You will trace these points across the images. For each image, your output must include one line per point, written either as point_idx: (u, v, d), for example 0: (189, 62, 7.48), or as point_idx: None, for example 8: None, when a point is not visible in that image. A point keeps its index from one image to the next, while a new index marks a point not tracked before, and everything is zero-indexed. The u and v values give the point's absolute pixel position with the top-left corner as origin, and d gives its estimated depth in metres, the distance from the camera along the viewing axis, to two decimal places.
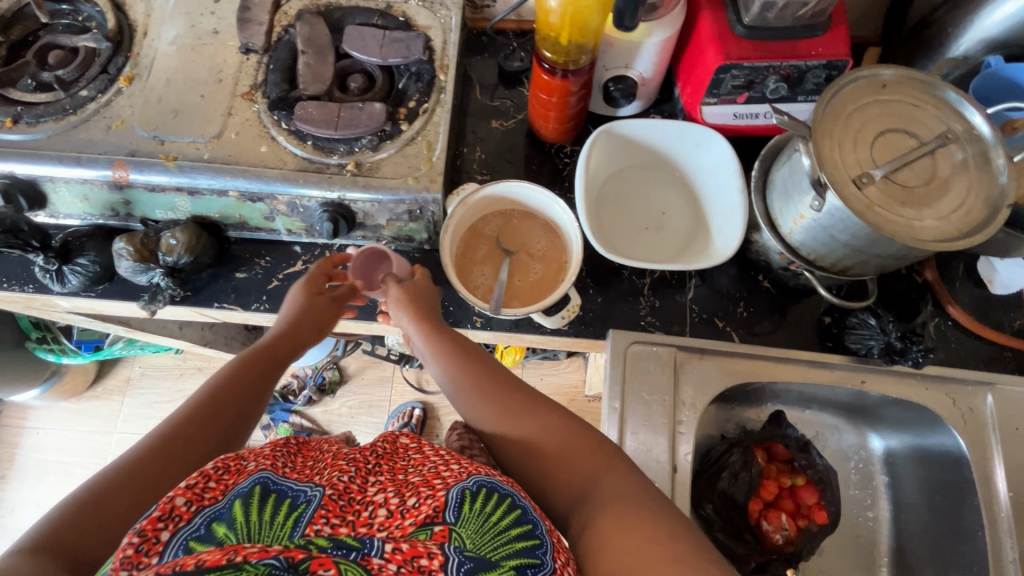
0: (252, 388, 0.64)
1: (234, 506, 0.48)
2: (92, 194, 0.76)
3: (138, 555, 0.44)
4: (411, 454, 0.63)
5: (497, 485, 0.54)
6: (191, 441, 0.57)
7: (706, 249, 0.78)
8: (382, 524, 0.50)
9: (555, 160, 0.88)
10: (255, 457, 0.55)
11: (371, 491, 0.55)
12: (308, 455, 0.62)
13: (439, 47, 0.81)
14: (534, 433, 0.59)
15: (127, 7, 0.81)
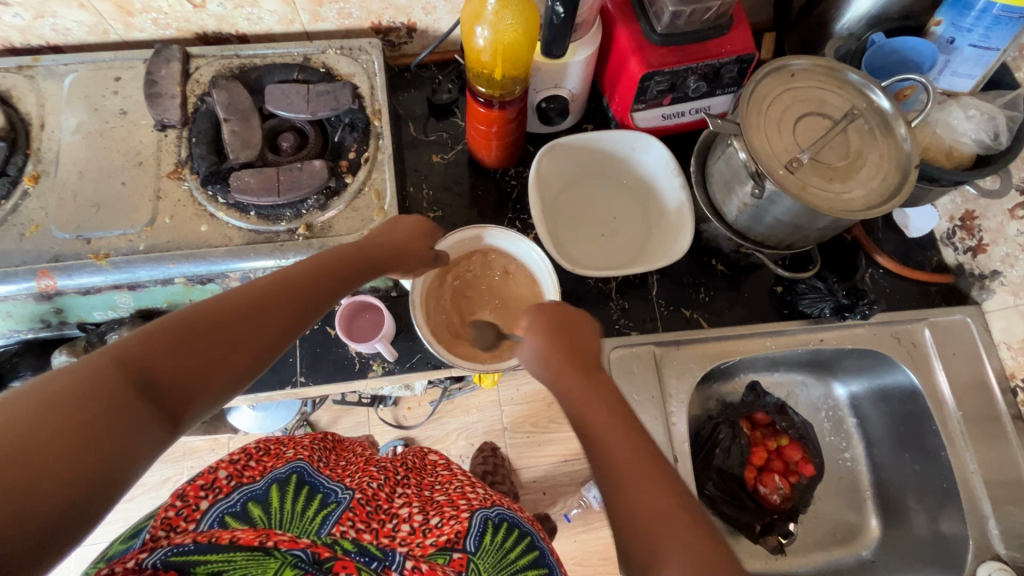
0: (337, 279, 0.58)
1: (270, 489, 0.62)
2: (17, 309, 0.69)
3: (177, 518, 0.54)
4: (437, 471, 0.81)
5: (516, 522, 0.69)
6: (290, 314, 0.51)
7: (661, 247, 0.81)
8: (403, 538, 0.61)
9: (501, 184, 0.89)
10: (294, 447, 0.72)
11: (396, 503, 0.68)
12: (342, 454, 0.81)
13: (368, 93, 0.80)
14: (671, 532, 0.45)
15: (16, 100, 0.74)
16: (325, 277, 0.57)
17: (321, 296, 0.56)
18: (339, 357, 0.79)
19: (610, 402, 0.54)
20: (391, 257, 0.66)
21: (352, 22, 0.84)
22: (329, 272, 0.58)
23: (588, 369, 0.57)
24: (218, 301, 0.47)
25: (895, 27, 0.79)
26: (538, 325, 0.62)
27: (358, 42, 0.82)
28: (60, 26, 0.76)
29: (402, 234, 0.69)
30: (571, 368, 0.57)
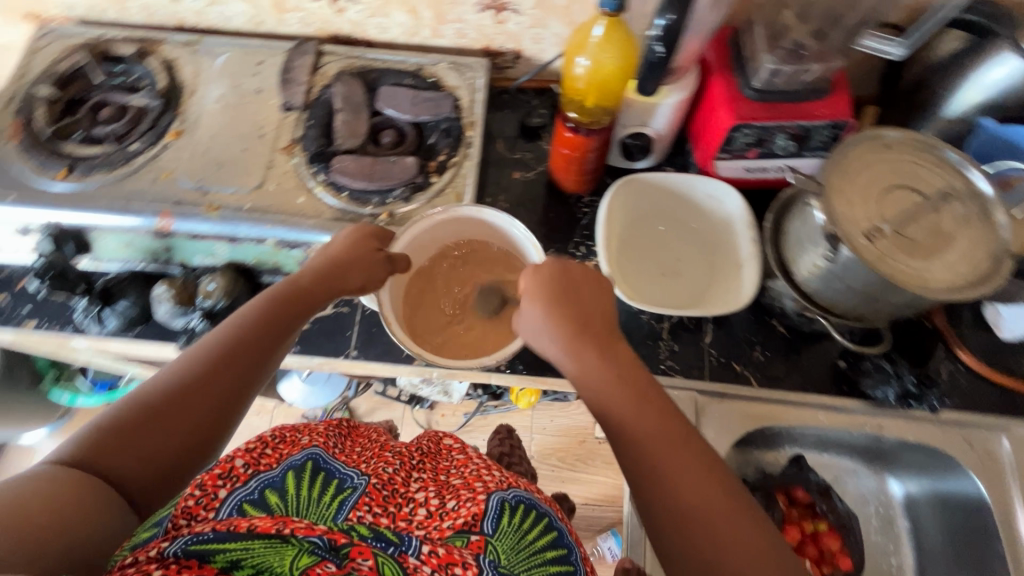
0: (286, 326, 0.66)
1: (287, 476, 0.60)
2: (136, 241, 0.80)
3: (196, 507, 0.53)
4: (454, 454, 0.79)
5: (533, 504, 0.66)
6: (237, 375, 0.60)
7: (722, 296, 0.80)
8: (420, 522, 0.61)
9: (573, 209, 0.92)
10: (308, 433, 0.69)
11: (412, 488, 0.67)
12: (357, 440, 0.77)
13: (467, 105, 0.87)
14: (719, 514, 0.49)
15: (177, 68, 0.87)
16: (264, 326, 0.63)
17: (264, 347, 0.63)
18: (390, 340, 0.83)
19: (626, 371, 0.57)
20: (337, 282, 0.69)
21: (466, 41, 0.92)
22: (270, 325, 0.64)
23: (606, 344, 0.59)
24: (146, 394, 0.56)
25: (1009, 118, 0.76)
26: (536, 285, 0.63)
27: (468, 60, 0.90)
28: (225, 13, 0.89)
29: (348, 252, 0.70)
30: (581, 340, 0.59)
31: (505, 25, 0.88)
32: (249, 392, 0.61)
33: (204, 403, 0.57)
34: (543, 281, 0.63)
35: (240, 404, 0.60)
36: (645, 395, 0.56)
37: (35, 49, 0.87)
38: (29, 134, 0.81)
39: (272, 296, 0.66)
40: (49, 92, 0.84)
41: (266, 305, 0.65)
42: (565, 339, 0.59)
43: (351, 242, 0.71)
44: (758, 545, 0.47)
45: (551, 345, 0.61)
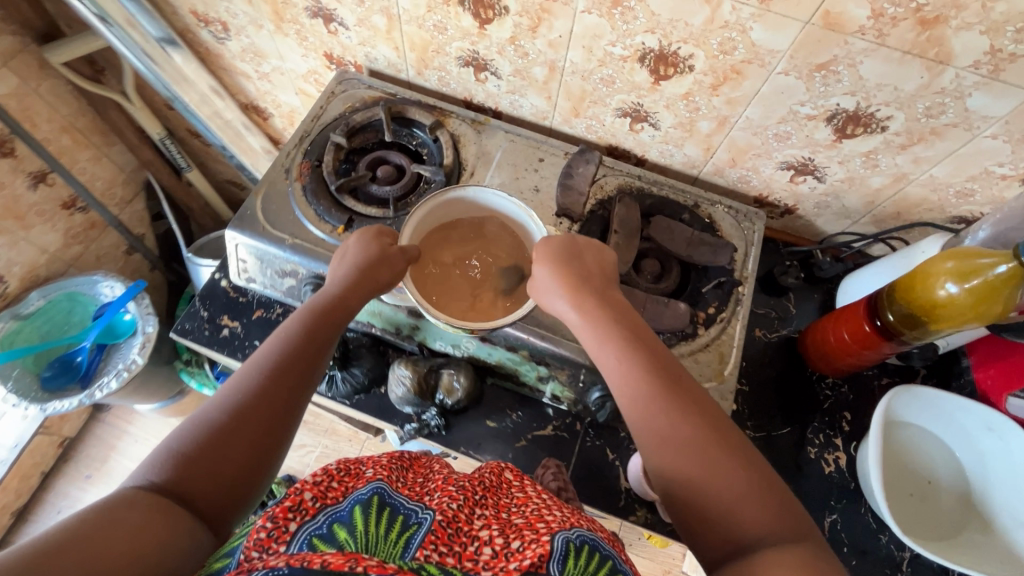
0: (325, 341, 0.65)
1: (354, 512, 0.52)
2: (388, 313, 0.77)
3: (269, 539, 0.49)
4: (514, 491, 0.65)
5: (599, 545, 0.54)
6: (288, 385, 0.59)
7: (989, 551, 0.71)
8: (487, 563, 0.50)
9: (815, 389, 0.85)
10: (373, 465, 0.62)
11: (477, 525, 0.55)
12: (418, 472, 0.66)
13: (741, 259, 0.82)
14: (717, 461, 0.51)
15: (462, 146, 0.87)
16: (310, 343, 0.64)
17: (312, 358, 0.63)
18: (605, 483, 0.77)
19: (657, 361, 0.59)
20: (369, 286, 0.68)
21: (743, 187, 0.88)
22: (313, 343, 0.64)
23: (602, 293, 0.65)
24: (202, 420, 0.55)
25: None
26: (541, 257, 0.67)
27: (745, 208, 0.87)
28: (517, 103, 0.89)
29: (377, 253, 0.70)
30: (586, 295, 0.64)
31: (798, 186, 0.84)
32: (299, 400, 0.60)
33: (261, 412, 0.56)
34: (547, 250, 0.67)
35: (296, 411, 0.59)
36: (660, 363, 0.59)
37: (333, 93, 0.90)
38: (314, 178, 0.82)
39: (308, 313, 0.66)
40: (340, 140, 0.84)
41: (301, 325, 0.64)
42: (575, 291, 0.64)
43: (365, 242, 0.71)
44: (760, 500, 0.49)
45: (562, 303, 0.65)
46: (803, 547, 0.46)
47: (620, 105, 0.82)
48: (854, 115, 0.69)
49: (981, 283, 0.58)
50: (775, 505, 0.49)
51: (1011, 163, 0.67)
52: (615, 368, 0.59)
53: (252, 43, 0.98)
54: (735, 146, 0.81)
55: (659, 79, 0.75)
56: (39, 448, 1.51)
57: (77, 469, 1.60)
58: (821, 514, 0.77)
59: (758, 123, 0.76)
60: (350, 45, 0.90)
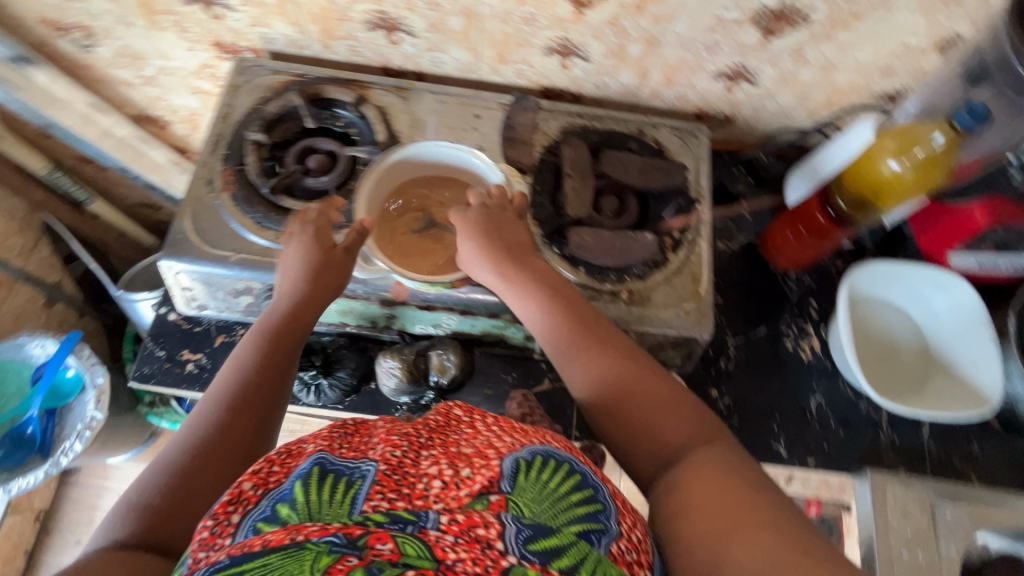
0: (283, 360, 0.65)
1: (294, 488, 0.49)
2: (360, 308, 0.75)
3: (213, 536, 0.46)
4: (463, 427, 0.59)
5: (552, 453, 0.55)
6: (249, 412, 0.59)
7: (953, 391, 0.79)
8: (438, 495, 0.49)
9: (781, 286, 0.89)
10: (314, 440, 0.56)
11: (425, 464, 0.53)
12: (366, 432, 0.60)
13: (693, 176, 0.83)
14: (642, 386, 0.58)
15: (392, 118, 0.81)
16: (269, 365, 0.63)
17: (274, 381, 0.62)
18: None
19: (576, 306, 0.65)
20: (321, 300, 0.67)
21: (682, 105, 0.88)
22: (270, 366, 0.63)
23: (523, 257, 0.67)
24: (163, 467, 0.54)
25: None
26: (465, 225, 0.68)
27: (688, 126, 0.86)
28: (439, 60, 0.84)
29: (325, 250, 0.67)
30: (509, 262, 0.66)
31: (733, 94, 0.85)
32: (264, 427, 0.60)
33: (225, 447, 0.56)
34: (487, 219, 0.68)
35: (261, 436, 0.60)
36: (576, 311, 0.64)
37: (236, 86, 0.81)
38: (242, 184, 0.75)
39: (259, 337, 0.65)
40: (260, 137, 0.77)
41: (256, 353, 0.63)
42: (501, 258, 0.66)
43: (305, 252, 0.66)
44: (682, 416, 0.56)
45: (485, 273, 0.67)
46: (724, 446, 0.53)
47: (546, 42, 0.78)
48: (778, 12, 0.69)
49: (924, 155, 0.64)
50: (691, 414, 0.57)
51: (927, 34, 0.69)
52: (533, 312, 0.65)
53: (125, 45, 0.87)
54: (668, 65, 0.80)
55: (582, 8, 0.72)
56: (14, 529, 1.41)
57: (63, 537, 1.52)
58: (805, 397, 0.83)
59: (687, 38, 0.75)
60: (241, 28, 0.81)
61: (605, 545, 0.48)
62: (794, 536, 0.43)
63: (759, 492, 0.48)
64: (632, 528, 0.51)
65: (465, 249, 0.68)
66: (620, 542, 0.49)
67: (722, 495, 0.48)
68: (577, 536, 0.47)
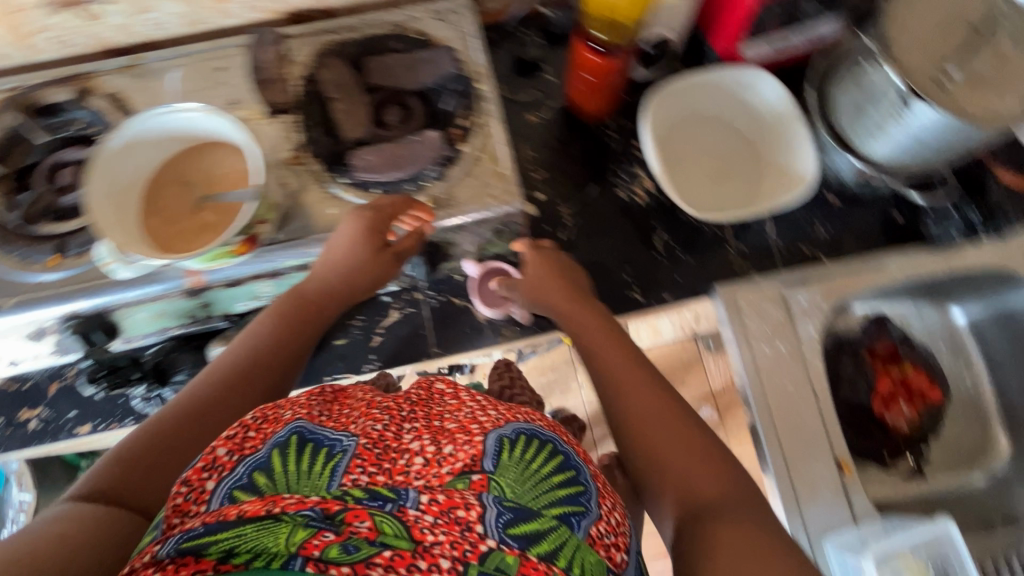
0: (289, 356, 0.72)
1: (273, 455, 0.52)
2: (169, 308, 0.71)
3: (187, 502, 0.50)
4: (446, 398, 0.66)
5: (535, 432, 0.60)
6: (251, 392, 0.67)
7: (781, 186, 0.79)
8: (419, 472, 0.54)
9: (601, 137, 0.87)
10: (291, 407, 0.60)
11: (406, 438, 0.58)
12: (345, 402, 0.64)
13: (467, 57, 0.78)
14: (664, 425, 0.62)
15: (128, 102, 0.74)
16: (278, 353, 0.70)
17: (274, 369, 0.69)
18: (467, 324, 0.80)
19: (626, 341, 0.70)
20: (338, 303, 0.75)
21: None
22: (272, 362, 0.70)
23: (583, 305, 0.73)
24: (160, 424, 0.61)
25: None
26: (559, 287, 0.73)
27: (448, 3, 0.80)
28: (156, 21, 0.75)
29: (338, 253, 0.70)
30: (580, 306, 0.72)
31: None
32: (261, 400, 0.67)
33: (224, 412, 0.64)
34: (553, 263, 0.75)
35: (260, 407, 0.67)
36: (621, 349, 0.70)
37: None
38: None
39: (269, 330, 0.71)
40: None
41: (270, 330, 0.71)
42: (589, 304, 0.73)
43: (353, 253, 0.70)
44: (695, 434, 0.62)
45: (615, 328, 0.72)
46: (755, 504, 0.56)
47: None
48: None
49: None
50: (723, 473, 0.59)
51: None
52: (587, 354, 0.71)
53: None
54: None
55: None
56: None
57: None
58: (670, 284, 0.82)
59: None
60: None
61: (585, 526, 0.54)
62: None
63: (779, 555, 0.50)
64: (608, 510, 0.59)
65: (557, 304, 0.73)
66: (598, 523, 0.55)
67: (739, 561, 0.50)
68: (558, 519, 0.52)
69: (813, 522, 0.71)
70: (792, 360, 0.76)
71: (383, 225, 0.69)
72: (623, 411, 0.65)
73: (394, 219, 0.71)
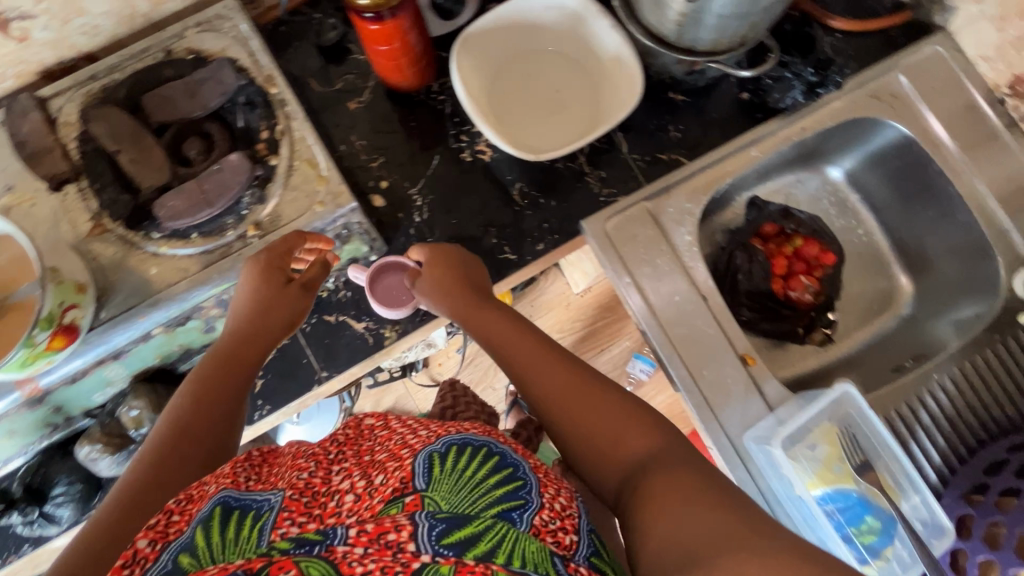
0: (226, 400, 0.61)
1: (195, 534, 0.44)
2: (17, 425, 0.68)
3: None
4: (376, 431, 0.58)
5: (468, 439, 0.53)
6: (198, 449, 0.56)
7: (615, 104, 0.77)
8: (350, 509, 0.46)
9: (430, 105, 0.82)
10: (216, 479, 0.51)
11: (336, 480, 0.51)
12: (275, 461, 0.56)
13: (251, 62, 0.72)
14: (590, 395, 0.56)
15: None
16: (206, 406, 0.60)
17: (215, 425, 0.59)
18: (349, 338, 0.77)
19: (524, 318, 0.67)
20: (266, 338, 0.67)
21: None
22: (210, 408, 0.60)
23: (479, 295, 0.69)
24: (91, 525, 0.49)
25: None
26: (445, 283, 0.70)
27: (212, 10, 0.73)
28: None
29: (248, 297, 0.66)
30: (481, 301, 0.68)
31: None
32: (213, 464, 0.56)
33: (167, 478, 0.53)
34: (447, 259, 0.71)
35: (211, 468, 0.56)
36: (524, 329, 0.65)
37: None
38: None
39: (190, 386, 0.62)
40: None
41: (190, 389, 0.61)
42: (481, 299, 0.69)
43: (254, 286, 0.65)
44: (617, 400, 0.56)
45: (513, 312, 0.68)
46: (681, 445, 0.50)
47: None
48: None
49: None
50: (646, 422, 0.53)
51: None
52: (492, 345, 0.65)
53: None
54: None
55: None
56: None
57: None
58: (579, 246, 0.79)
59: None
60: None
61: (528, 518, 0.46)
62: (746, 523, 0.40)
63: (720, 497, 0.43)
64: (554, 497, 0.50)
65: (448, 302, 0.69)
66: (542, 513, 0.48)
67: (686, 513, 0.42)
68: (495, 519, 0.45)
69: (729, 422, 0.69)
70: (674, 273, 0.75)
71: (279, 262, 0.66)
72: (549, 400, 0.58)
73: (291, 253, 0.67)
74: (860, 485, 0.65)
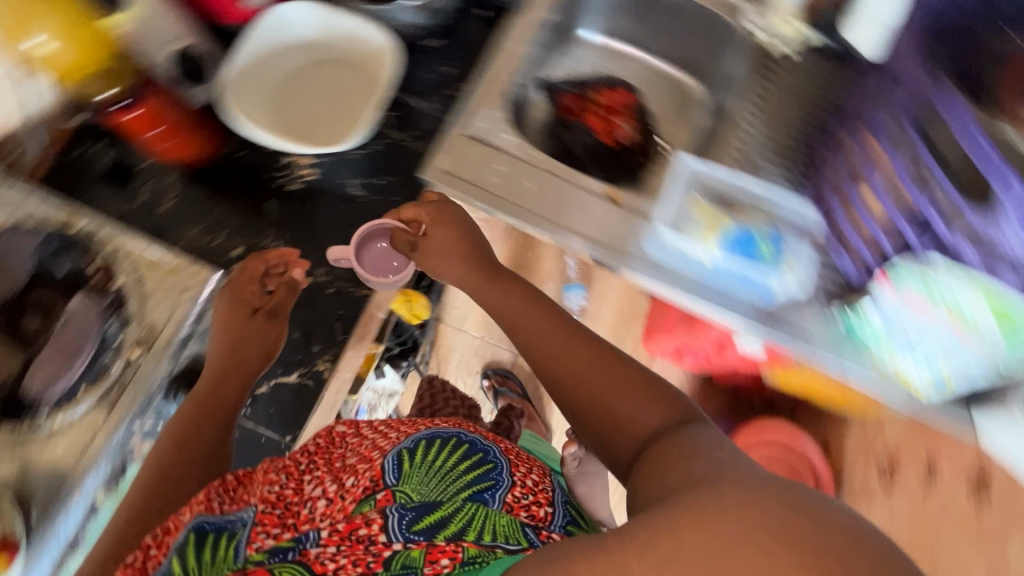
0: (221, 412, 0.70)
1: (174, 560, 0.55)
2: None
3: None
4: (346, 437, 0.70)
5: (438, 433, 0.66)
6: (190, 440, 0.68)
7: (380, 64, 0.84)
8: (322, 512, 0.58)
9: (236, 163, 0.83)
10: (196, 506, 0.61)
11: (306, 488, 0.62)
12: (250, 480, 0.67)
13: (40, 214, 0.70)
14: (603, 379, 0.61)
15: None
16: (209, 407, 0.70)
17: (211, 424, 0.69)
18: (290, 394, 0.77)
19: (524, 286, 0.74)
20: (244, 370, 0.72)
21: None
22: (208, 410, 0.70)
23: (498, 274, 0.75)
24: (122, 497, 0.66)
25: None
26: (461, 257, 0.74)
27: None
28: None
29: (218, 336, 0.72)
30: (491, 276, 0.74)
31: None
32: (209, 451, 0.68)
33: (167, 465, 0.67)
34: (447, 215, 0.75)
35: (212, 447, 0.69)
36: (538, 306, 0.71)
37: None
38: None
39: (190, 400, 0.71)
40: None
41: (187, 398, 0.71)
42: (491, 278, 0.74)
43: (223, 325, 0.73)
44: (624, 369, 0.62)
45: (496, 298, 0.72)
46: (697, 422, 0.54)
47: None
48: None
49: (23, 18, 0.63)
50: (660, 397, 0.58)
51: None
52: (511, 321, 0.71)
53: None
54: None
55: None
56: None
57: None
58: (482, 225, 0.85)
59: None
60: None
61: (498, 495, 0.59)
62: (774, 489, 0.37)
63: (703, 459, 0.45)
64: (521, 474, 0.64)
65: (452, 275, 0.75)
66: (510, 487, 0.61)
67: (671, 470, 0.46)
68: (468, 500, 0.57)
69: (630, 247, 0.76)
70: (524, 162, 0.82)
71: (240, 296, 0.74)
72: (575, 389, 0.62)
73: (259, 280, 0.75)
74: (736, 219, 0.73)
